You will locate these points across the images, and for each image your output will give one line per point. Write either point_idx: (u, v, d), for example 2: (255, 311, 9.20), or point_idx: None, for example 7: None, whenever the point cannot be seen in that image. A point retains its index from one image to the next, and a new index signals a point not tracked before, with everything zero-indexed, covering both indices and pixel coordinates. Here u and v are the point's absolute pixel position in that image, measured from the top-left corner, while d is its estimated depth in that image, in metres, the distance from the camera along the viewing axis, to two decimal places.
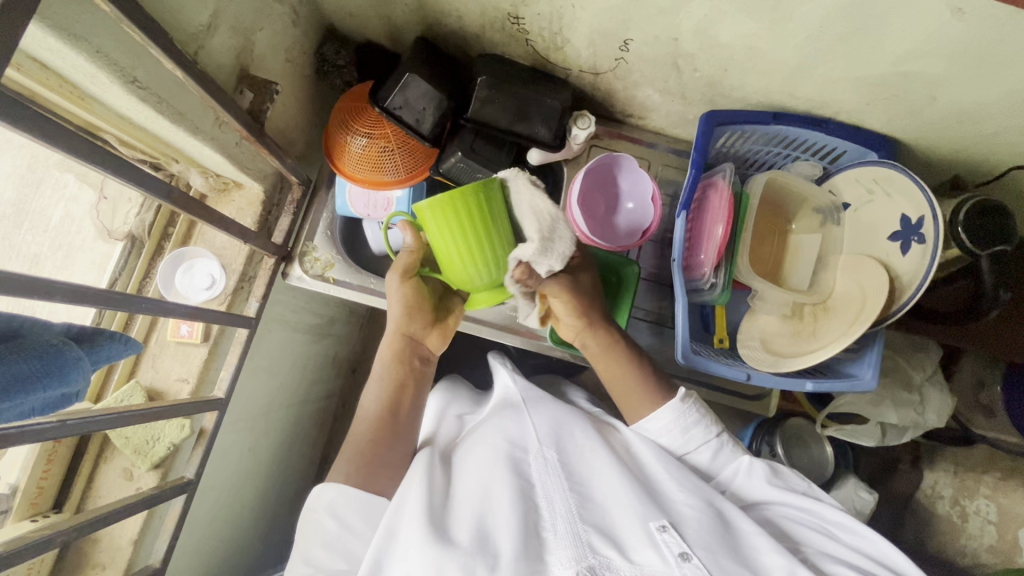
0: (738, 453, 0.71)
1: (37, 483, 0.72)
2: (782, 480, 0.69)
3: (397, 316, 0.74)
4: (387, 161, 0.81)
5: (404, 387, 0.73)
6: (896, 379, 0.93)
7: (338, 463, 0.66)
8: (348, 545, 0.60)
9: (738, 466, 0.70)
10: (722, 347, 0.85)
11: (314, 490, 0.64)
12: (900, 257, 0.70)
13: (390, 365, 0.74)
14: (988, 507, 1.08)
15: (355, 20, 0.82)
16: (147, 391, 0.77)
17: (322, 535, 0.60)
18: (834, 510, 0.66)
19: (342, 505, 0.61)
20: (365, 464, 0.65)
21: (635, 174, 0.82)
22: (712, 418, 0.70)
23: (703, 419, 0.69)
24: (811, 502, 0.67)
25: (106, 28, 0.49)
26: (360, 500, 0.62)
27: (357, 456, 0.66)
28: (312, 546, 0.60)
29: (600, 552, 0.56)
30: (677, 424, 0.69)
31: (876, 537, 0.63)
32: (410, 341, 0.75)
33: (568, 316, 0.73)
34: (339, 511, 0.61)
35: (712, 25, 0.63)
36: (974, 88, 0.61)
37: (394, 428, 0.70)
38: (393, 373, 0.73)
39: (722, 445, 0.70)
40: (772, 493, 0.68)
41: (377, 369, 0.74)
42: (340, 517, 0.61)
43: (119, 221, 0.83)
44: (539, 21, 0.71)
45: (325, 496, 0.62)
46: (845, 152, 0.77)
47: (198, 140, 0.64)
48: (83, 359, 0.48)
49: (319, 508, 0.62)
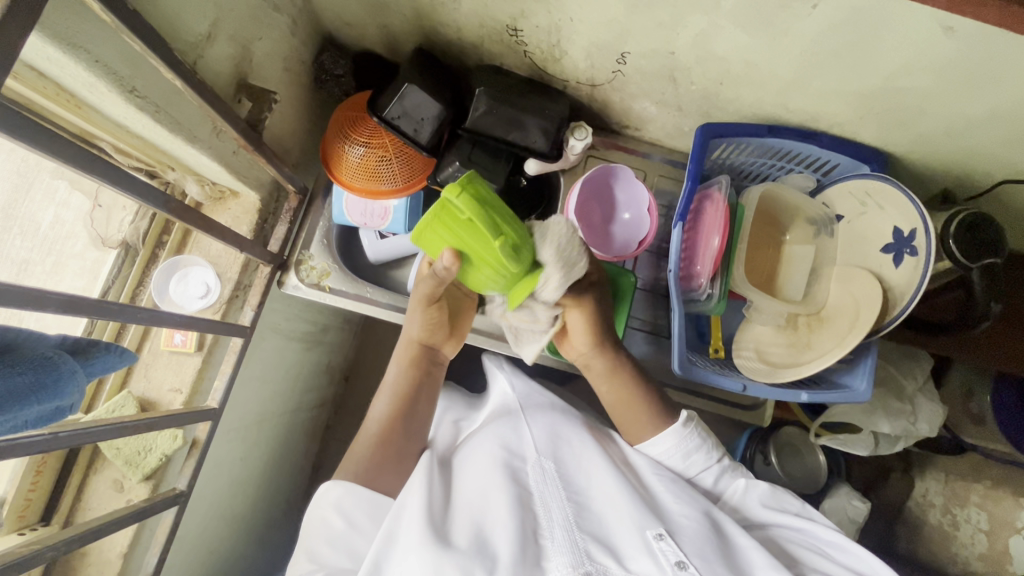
0: (736, 477, 0.72)
1: (25, 495, 0.71)
2: (778, 504, 0.70)
3: (418, 328, 0.73)
4: (384, 170, 0.81)
5: (421, 391, 0.74)
6: (888, 388, 0.95)
7: (349, 461, 0.67)
8: (354, 543, 0.59)
9: (736, 488, 0.71)
10: (717, 357, 0.86)
11: (321, 489, 0.63)
12: (893, 269, 0.71)
13: (407, 375, 0.73)
14: (978, 516, 1.08)
15: (353, 29, 0.82)
16: (139, 401, 0.76)
17: (329, 533, 0.60)
18: (829, 530, 0.66)
19: (347, 503, 0.61)
20: (373, 461, 0.66)
21: (631, 184, 0.83)
22: (712, 442, 0.71)
23: (703, 445, 0.70)
24: (806, 522, 0.68)
25: (107, 38, 0.49)
26: (365, 493, 0.62)
27: (368, 455, 0.67)
28: (318, 543, 0.59)
29: (596, 559, 0.56)
30: (678, 449, 0.70)
31: (867, 555, 0.62)
32: (428, 351, 0.75)
33: (582, 334, 0.74)
34: (346, 508, 0.61)
35: (708, 40, 0.64)
36: (962, 106, 0.62)
37: (405, 430, 0.70)
38: (414, 376, 0.74)
39: (722, 470, 0.71)
40: (768, 514, 0.69)
41: (390, 376, 0.74)
42: (348, 515, 0.61)
43: (113, 228, 0.83)
44: (538, 33, 0.72)
45: (333, 494, 0.62)
46: (838, 164, 0.79)
47: (195, 149, 0.64)
48: (78, 371, 0.47)
49: (327, 506, 0.61)
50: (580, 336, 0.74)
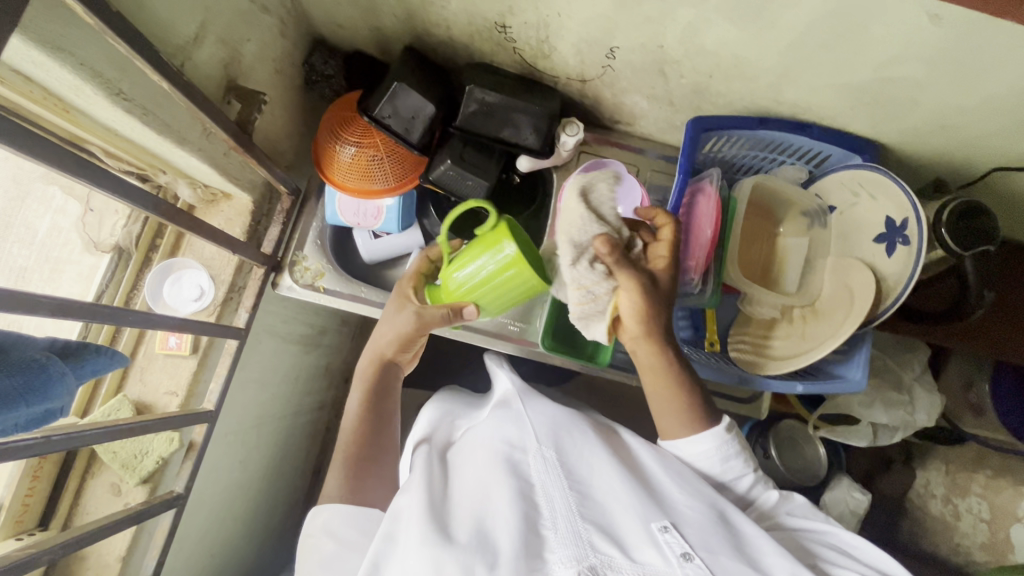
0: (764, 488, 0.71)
1: (22, 500, 0.71)
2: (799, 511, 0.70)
3: (394, 347, 0.72)
4: (376, 169, 0.81)
5: (389, 406, 0.74)
6: (886, 379, 0.94)
7: (330, 482, 0.67)
8: (347, 560, 0.60)
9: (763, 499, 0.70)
10: (713, 352, 0.83)
11: (311, 514, 0.65)
12: (886, 258, 0.71)
13: (376, 394, 0.73)
14: (980, 505, 1.08)
15: (343, 30, 0.82)
16: (135, 405, 0.76)
17: (321, 556, 0.61)
18: (851, 535, 0.66)
19: (336, 523, 0.63)
20: (353, 481, 0.67)
21: (622, 178, 0.81)
22: (745, 451, 0.70)
23: (739, 453, 0.69)
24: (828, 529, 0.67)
25: (91, 40, 0.49)
26: (351, 514, 0.64)
27: (347, 477, 0.67)
28: (312, 568, 0.60)
29: (600, 550, 0.55)
30: (718, 452, 0.68)
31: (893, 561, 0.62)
32: (394, 369, 0.74)
33: (631, 316, 0.65)
34: (334, 528, 0.62)
35: (697, 33, 0.64)
36: (953, 94, 0.62)
37: (375, 442, 0.71)
38: (380, 393, 0.73)
39: (757, 479, 0.70)
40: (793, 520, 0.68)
41: (359, 390, 0.73)
42: (338, 535, 0.62)
43: (106, 233, 0.82)
44: (527, 30, 0.72)
45: (322, 518, 0.64)
46: (830, 155, 0.78)
47: (185, 151, 0.64)
48: (68, 373, 0.47)
49: (317, 531, 0.63)
50: (627, 321, 0.66)
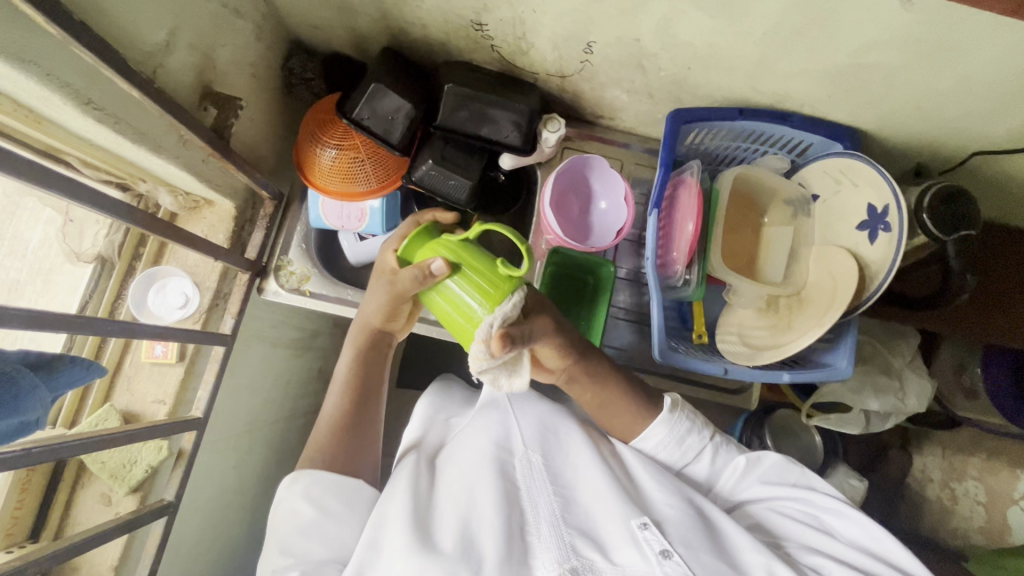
0: (733, 453, 0.70)
1: (11, 512, 0.71)
2: (775, 475, 0.69)
3: (379, 316, 0.70)
4: (358, 171, 0.80)
5: (379, 375, 0.73)
6: (876, 366, 0.94)
7: (311, 453, 0.67)
8: (326, 529, 0.60)
9: (735, 466, 0.69)
10: (701, 343, 0.85)
11: (285, 482, 0.63)
12: (869, 245, 0.71)
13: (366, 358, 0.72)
14: (976, 489, 1.08)
15: (320, 32, 0.82)
16: (122, 414, 0.76)
17: (299, 523, 0.60)
18: (827, 498, 0.66)
19: (316, 490, 0.61)
20: (333, 452, 0.66)
21: (606, 174, 0.83)
22: (702, 422, 0.69)
23: (693, 428, 0.68)
24: (804, 493, 0.67)
25: (56, 49, 0.48)
26: (336, 483, 0.62)
27: (328, 447, 0.67)
28: (288, 533, 0.59)
29: (582, 553, 0.56)
30: (671, 436, 0.68)
31: (869, 525, 0.63)
32: (384, 336, 0.73)
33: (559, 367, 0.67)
34: (313, 495, 0.61)
35: (671, 24, 0.64)
36: (928, 78, 0.62)
37: (361, 415, 0.71)
38: (368, 364, 0.72)
39: (717, 447, 0.69)
40: (767, 489, 0.68)
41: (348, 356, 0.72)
42: (317, 503, 0.60)
43: (87, 243, 0.81)
44: (503, 26, 0.72)
45: (300, 485, 0.61)
46: (812, 144, 0.78)
47: (161, 159, 0.64)
48: (39, 387, 0.48)
49: (294, 496, 0.61)
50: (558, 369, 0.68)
